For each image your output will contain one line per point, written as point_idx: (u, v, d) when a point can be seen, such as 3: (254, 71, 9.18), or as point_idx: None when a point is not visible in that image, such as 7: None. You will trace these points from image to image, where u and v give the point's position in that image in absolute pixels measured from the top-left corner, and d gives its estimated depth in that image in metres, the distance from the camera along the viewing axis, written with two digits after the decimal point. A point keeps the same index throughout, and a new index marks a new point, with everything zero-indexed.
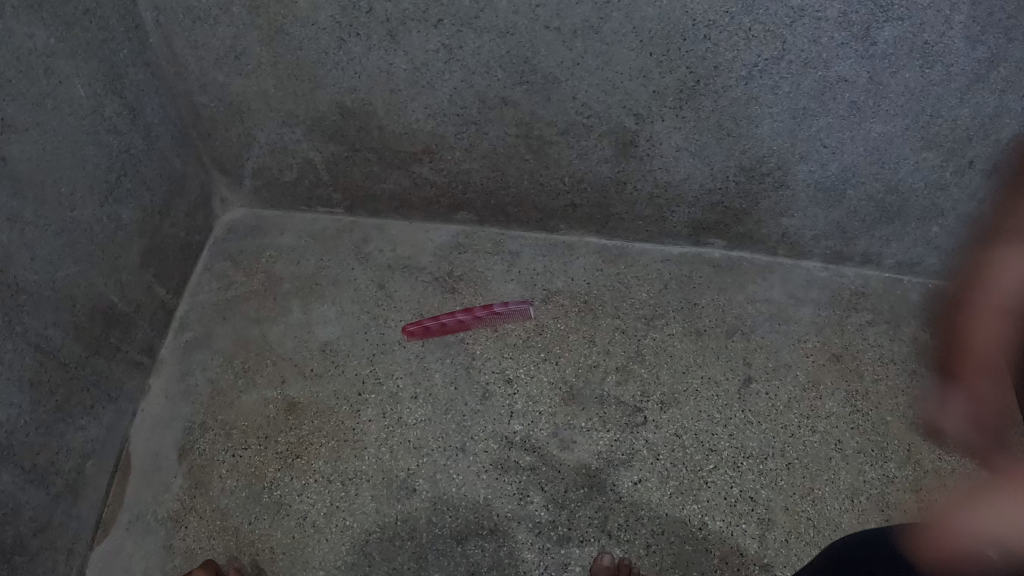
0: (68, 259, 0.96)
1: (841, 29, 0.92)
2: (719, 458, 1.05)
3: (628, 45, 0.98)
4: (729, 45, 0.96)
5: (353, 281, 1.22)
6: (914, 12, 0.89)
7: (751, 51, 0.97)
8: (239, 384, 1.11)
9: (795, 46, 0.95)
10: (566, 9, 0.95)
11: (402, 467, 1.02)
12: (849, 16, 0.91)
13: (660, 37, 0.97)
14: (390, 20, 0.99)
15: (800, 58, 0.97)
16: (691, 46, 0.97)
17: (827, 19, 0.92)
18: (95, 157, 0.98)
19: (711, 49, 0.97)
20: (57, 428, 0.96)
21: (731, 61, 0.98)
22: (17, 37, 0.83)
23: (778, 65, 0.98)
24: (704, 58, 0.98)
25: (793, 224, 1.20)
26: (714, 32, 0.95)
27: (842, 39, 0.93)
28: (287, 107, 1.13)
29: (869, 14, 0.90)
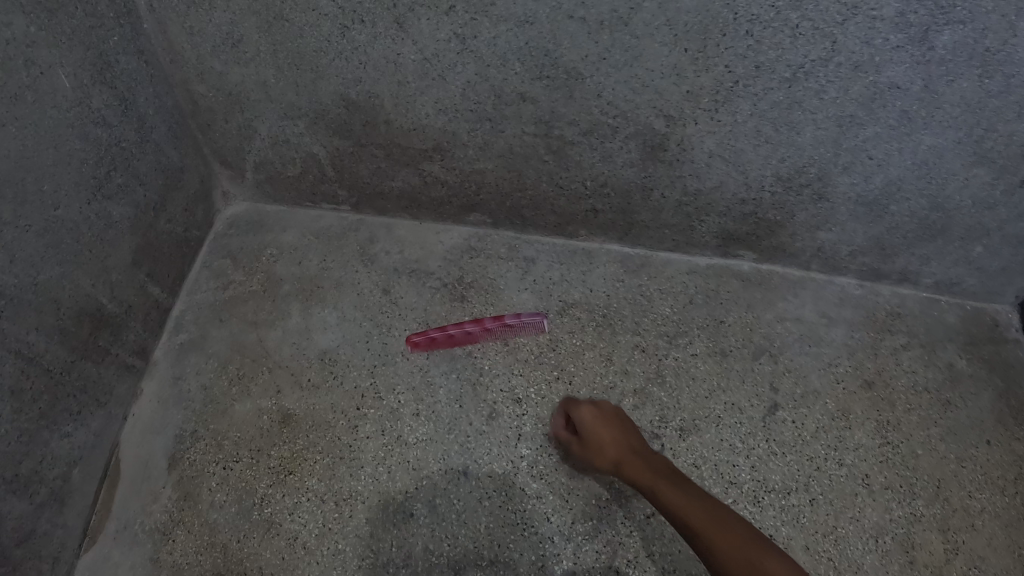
0: (51, 260, 0.90)
1: (897, 31, 0.83)
2: (739, 492, 1.00)
3: (661, 39, 0.89)
4: (773, 42, 0.87)
5: (357, 285, 1.15)
6: (976, 15, 0.79)
7: (796, 51, 0.88)
8: (233, 392, 1.05)
9: (845, 46, 0.86)
10: None
11: (401, 489, 0.97)
12: (906, 16, 0.81)
13: (697, 31, 0.88)
14: (398, 7, 0.91)
15: (850, 61, 0.88)
16: (731, 43, 0.88)
17: (882, 19, 0.82)
18: (81, 152, 0.91)
19: (753, 46, 0.88)
20: (41, 436, 0.91)
21: (774, 61, 0.89)
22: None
23: (825, 68, 0.89)
24: (745, 56, 0.89)
25: (829, 238, 1.14)
26: (758, 28, 0.86)
27: (897, 41, 0.84)
28: (289, 98, 1.06)
29: (928, 15, 0.81)
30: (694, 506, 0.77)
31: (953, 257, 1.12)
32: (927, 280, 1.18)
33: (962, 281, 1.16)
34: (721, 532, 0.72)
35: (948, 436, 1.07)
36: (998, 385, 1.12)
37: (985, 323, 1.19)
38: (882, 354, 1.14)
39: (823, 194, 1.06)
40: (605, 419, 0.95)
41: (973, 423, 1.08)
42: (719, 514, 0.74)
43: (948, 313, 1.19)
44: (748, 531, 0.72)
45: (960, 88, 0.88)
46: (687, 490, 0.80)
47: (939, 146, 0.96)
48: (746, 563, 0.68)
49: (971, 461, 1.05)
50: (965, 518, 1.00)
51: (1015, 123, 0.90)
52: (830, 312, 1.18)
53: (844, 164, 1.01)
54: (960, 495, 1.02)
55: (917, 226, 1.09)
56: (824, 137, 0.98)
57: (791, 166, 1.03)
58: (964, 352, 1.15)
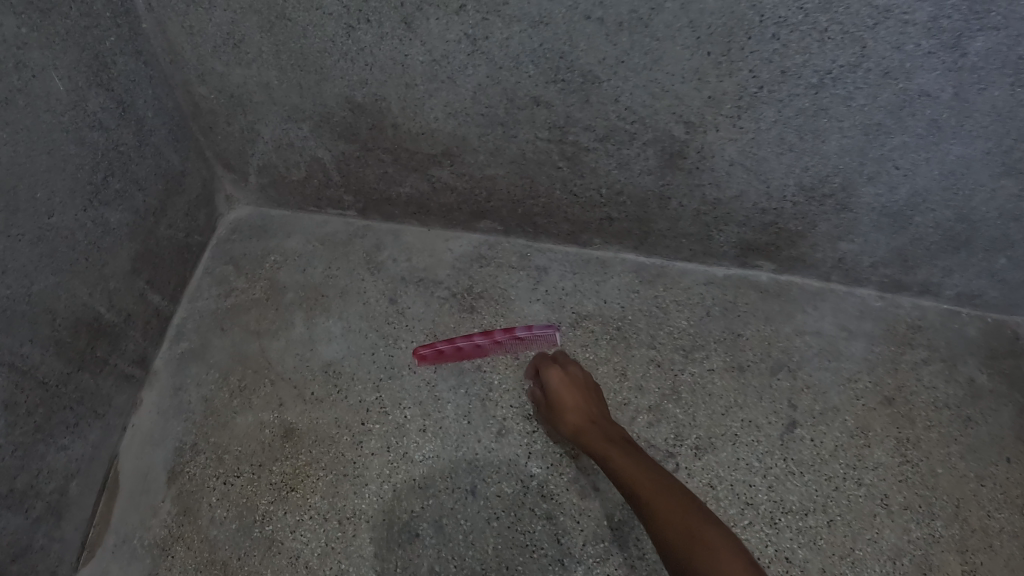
0: (46, 270, 0.86)
1: (929, 36, 0.79)
2: (756, 513, 0.97)
3: (683, 42, 0.85)
4: (800, 47, 0.83)
5: (362, 293, 1.12)
6: (1013, 22, 0.75)
7: (824, 56, 0.84)
8: (234, 404, 1.02)
9: (875, 52, 0.82)
10: None
11: (406, 508, 0.94)
12: (939, 22, 0.77)
13: (720, 34, 0.84)
14: (405, 6, 0.87)
15: (880, 67, 0.84)
16: (756, 47, 0.84)
17: (914, 24, 0.78)
18: (76, 156, 0.88)
19: (779, 50, 0.84)
20: (37, 450, 0.88)
21: (800, 66, 0.85)
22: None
23: (853, 74, 0.85)
24: (770, 61, 0.85)
25: (851, 249, 1.10)
26: (785, 31, 0.82)
27: (929, 48, 0.80)
28: (292, 100, 1.02)
29: (962, 21, 0.77)
30: (646, 481, 0.79)
31: (977, 269, 1.09)
32: (949, 292, 1.14)
33: (985, 293, 1.13)
34: (671, 503, 0.74)
35: (968, 454, 1.04)
36: (1021, 401, 1.09)
37: (1007, 336, 1.15)
38: (903, 369, 1.11)
39: (846, 205, 1.03)
40: (570, 382, 0.96)
41: (994, 441, 1.05)
42: (672, 489, 0.77)
43: (970, 326, 1.16)
44: (695, 505, 0.74)
45: (991, 96, 0.84)
46: (642, 462, 0.83)
47: (967, 157, 0.92)
48: (689, 532, 0.70)
49: (991, 480, 1.01)
50: (984, 538, 0.97)
51: None
52: (850, 325, 1.14)
53: (869, 173, 0.97)
54: (979, 514, 0.98)
55: (941, 237, 1.05)
56: (850, 146, 0.94)
57: (815, 175, 0.99)
58: (985, 366, 1.12)
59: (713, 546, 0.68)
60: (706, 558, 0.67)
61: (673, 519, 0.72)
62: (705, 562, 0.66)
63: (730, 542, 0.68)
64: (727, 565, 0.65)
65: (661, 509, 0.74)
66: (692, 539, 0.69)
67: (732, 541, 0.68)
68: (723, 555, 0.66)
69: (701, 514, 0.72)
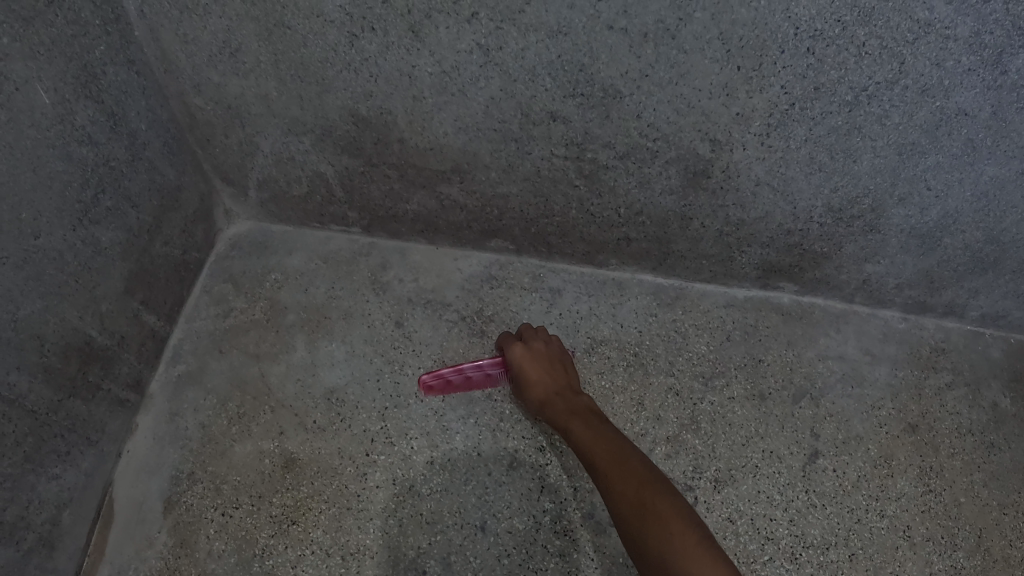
0: (33, 294, 0.81)
1: (971, 53, 0.75)
2: (776, 548, 0.93)
3: (711, 56, 0.80)
4: (836, 62, 0.78)
5: (367, 315, 1.07)
6: None
7: (861, 72, 0.79)
8: (232, 432, 0.98)
9: (914, 68, 0.77)
10: (635, 8, 0.76)
11: (412, 544, 0.89)
12: (982, 37, 0.73)
13: (752, 47, 0.78)
14: (413, 14, 0.81)
15: (917, 85, 0.79)
16: (789, 61, 0.79)
17: (956, 39, 0.74)
18: (64, 172, 0.83)
19: (813, 65, 0.79)
20: (27, 481, 0.84)
21: (835, 82, 0.80)
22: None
23: (890, 92, 0.81)
24: (803, 76, 0.80)
25: (876, 271, 1.06)
26: (820, 45, 0.77)
27: (970, 65, 0.76)
28: (293, 112, 0.97)
29: (1005, 36, 0.72)
30: (609, 456, 0.77)
31: (1005, 290, 1.05)
32: (974, 314, 1.10)
33: (1010, 314, 1.09)
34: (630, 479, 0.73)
35: (991, 482, 1.01)
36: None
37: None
38: (927, 394, 1.07)
39: (874, 226, 0.98)
40: (535, 355, 0.95)
41: (1018, 467, 1.02)
42: (633, 465, 0.75)
43: (995, 348, 1.12)
44: (655, 479, 0.73)
45: None
46: (607, 436, 0.81)
47: (1001, 177, 0.88)
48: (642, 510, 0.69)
49: (1014, 508, 0.99)
50: (1005, 569, 0.95)
51: None
52: (874, 349, 1.10)
53: (900, 195, 0.93)
54: (1002, 545, 0.96)
55: (970, 258, 1.01)
56: (882, 166, 0.90)
57: (844, 197, 0.95)
58: (1009, 390, 1.08)
59: (666, 519, 0.67)
60: (654, 527, 0.67)
61: (628, 495, 0.71)
62: (656, 539, 0.66)
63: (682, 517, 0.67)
64: (674, 537, 0.65)
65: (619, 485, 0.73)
66: (645, 512, 0.69)
67: (684, 514, 0.68)
68: (675, 532, 0.66)
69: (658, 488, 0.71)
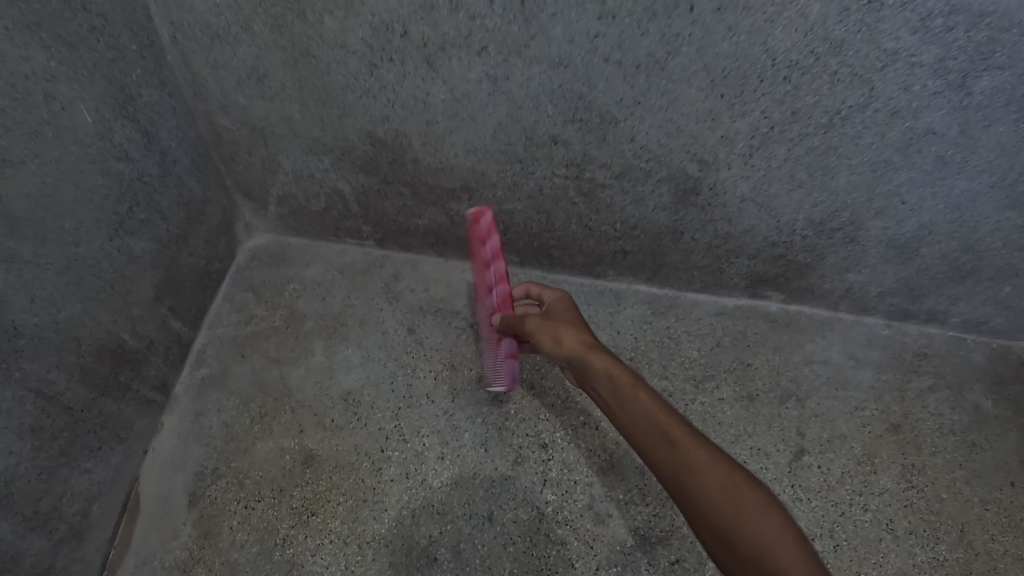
0: (72, 298, 0.88)
1: (936, 77, 0.82)
2: None
3: (697, 84, 0.88)
4: (811, 88, 0.86)
5: (381, 322, 1.14)
6: (1018, 61, 0.77)
7: (835, 96, 0.86)
8: (255, 430, 1.04)
9: (883, 93, 0.85)
10: (629, 42, 0.84)
11: (424, 533, 0.95)
12: (946, 63, 0.80)
13: (734, 76, 0.86)
14: (428, 46, 0.89)
15: (887, 107, 0.86)
16: (768, 89, 0.87)
17: (921, 65, 0.81)
18: (103, 187, 0.90)
19: (790, 92, 0.86)
20: (60, 474, 0.90)
21: (811, 106, 0.88)
22: (10, 61, 0.74)
23: (862, 114, 0.88)
24: (782, 102, 0.88)
25: (858, 280, 1.13)
26: (796, 74, 0.84)
27: (936, 88, 0.83)
28: (314, 133, 1.05)
29: (968, 61, 0.79)
30: (655, 437, 0.60)
31: (983, 297, 1.11)
32: (955, 320, 1.17)
33: (990, 320, 1.15)
34: (681, 462, 0.57)
35: (972, 480, 1.06)
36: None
37: (1012, 362, 1.18)
38: (909, 397, 1.13)
39: (854, 237, 1.05)
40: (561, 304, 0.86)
41: (998, 465, 1.07)
42: (683, 444, 0.58)
43: (976, 352, 1.19)
44: (717, 451, 0.58)
45: (996, 132, 0.86)
46: (654, 408, 0.63)
47: (972, 190, 0.95)
48: (706, 503, 0.54)
49: (995, 504, 1.04)
50: (987, 562, 0.99)
51: None
52: (858, 354, 1.17)
53: (877, 208, 1.00)
54: (984, 538, 1.00)
55: (947, 267, 1.07)
56: (858, 182, 0.97)
57: (824, 211, 1.02)
58: (990, 393, 1.14)
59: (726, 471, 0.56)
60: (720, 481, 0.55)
61: (697, 468, 0.56)
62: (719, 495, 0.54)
63: (755, 503, 0.53)
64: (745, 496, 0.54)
65: (677, 476, 0.57)
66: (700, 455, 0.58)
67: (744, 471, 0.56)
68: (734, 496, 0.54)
69: (723, 467, 0.56)
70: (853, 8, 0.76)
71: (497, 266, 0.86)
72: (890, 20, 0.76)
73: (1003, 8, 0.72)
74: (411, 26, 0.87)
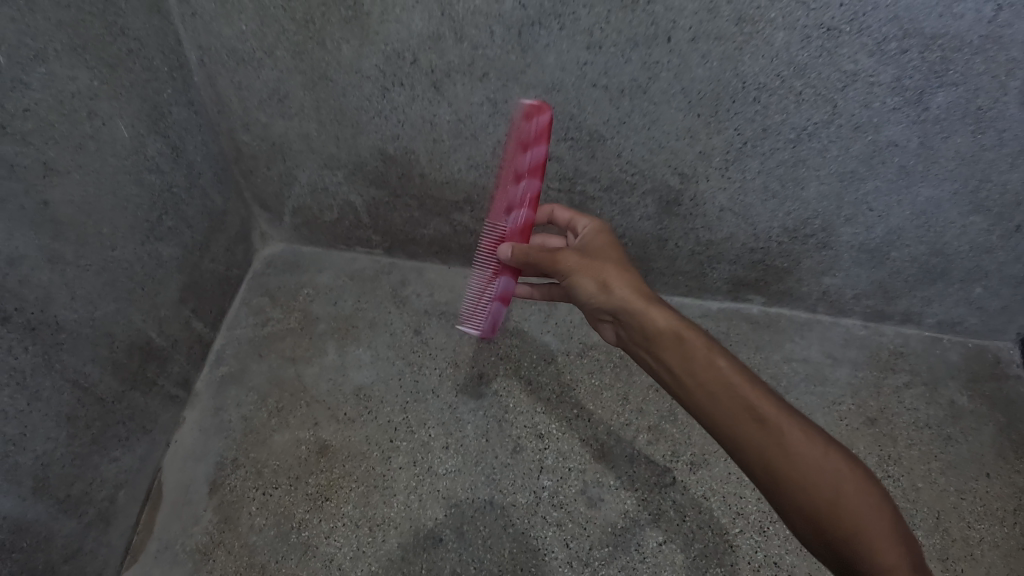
0: (107, 297, 0.96)
1: (894, 94, 0.89)
2: (746, 522, 1.03)
3: (675, 105, 0.96)
4: (779, 108, 0.94)
5: (389, 324, 1.22)
6: (969, 77, 0.85)
7: (801, 114, 0.94)
8: (272, 423, 1.11)
9: (845, 110, 0.93)
10: (614, 69, 0.93)
11: (430, 516, 1.02)
12: (902, 82, 0.88)
13: (708, 98, 0.94)
14: (435, 72, 0.98)
15: (850, 123, 0.94)
16: (740, 109, 0.95)
17: (880, 84, 0.89)
18: (136, 197, 0.99)
19: (760, 111, 0.95)
20: (92, 460, 0.97)
21: (779, 124, 0.96)
22: (59, 80, 0.85)
23: (827, 129, 0.95)
24: (753, 120, 0.96)
25: (834, 283, 1.21)
26: (764, 95, 0.93)
27: (894, 104, 0.90)
28: (329, 150, 1.13)
29: (923, 79, 0.87)
30: (737, 411, 0.60)
31: (955, 297, 1.19)
32: (930, 320, 1.25)
33: (964, 321, 1.23)
34: (779, 444, 0.58)
35: (948, 470, 1.11)
36: (1000, 421, 1.17)
37: (986, 360, 1.25)
38: (885, 392, 1.20)
39: (827, 243, 1.13)
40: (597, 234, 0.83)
41: (974, 457, 1.13)
42: (779, 424, 0.59)
43: (952, 352, 1.26)
44: (807, 426, 0.59)
45: (955, 144, 0.94)
46: (730, 373, 0.62)
47: (936, 198, 1.02)
48: (804, 488, 0.57)
49: (971, 494, 1.09)
50: (964, 548, 1.03)
51: (1009, 173, 0.95)
52: (836, 353, 1.25)
53: (847, 216, 1.07)
54: (960, 526, 1.05)
55: (918, 270, 1.14)
56: (828, 192, 1.04)
57: (797, 218, 1.09)
58: (966, 389, 1.21)
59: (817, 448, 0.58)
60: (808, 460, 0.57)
61: (788, 445, 0.58)
62: (813, 479, 0.57)
63: (852, 477, 0.57)
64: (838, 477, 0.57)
65: (765, 455, 0.59)
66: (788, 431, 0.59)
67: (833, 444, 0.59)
68: (829, 479, 0.57)
69: (820, 445, 0.58)
70: (814, 35, 0.84)
71: (530, 184, 0.77)
72: (848, 45, 0.85)
73: (954, 30, 0.81)
74: (420, 54, 0.96)
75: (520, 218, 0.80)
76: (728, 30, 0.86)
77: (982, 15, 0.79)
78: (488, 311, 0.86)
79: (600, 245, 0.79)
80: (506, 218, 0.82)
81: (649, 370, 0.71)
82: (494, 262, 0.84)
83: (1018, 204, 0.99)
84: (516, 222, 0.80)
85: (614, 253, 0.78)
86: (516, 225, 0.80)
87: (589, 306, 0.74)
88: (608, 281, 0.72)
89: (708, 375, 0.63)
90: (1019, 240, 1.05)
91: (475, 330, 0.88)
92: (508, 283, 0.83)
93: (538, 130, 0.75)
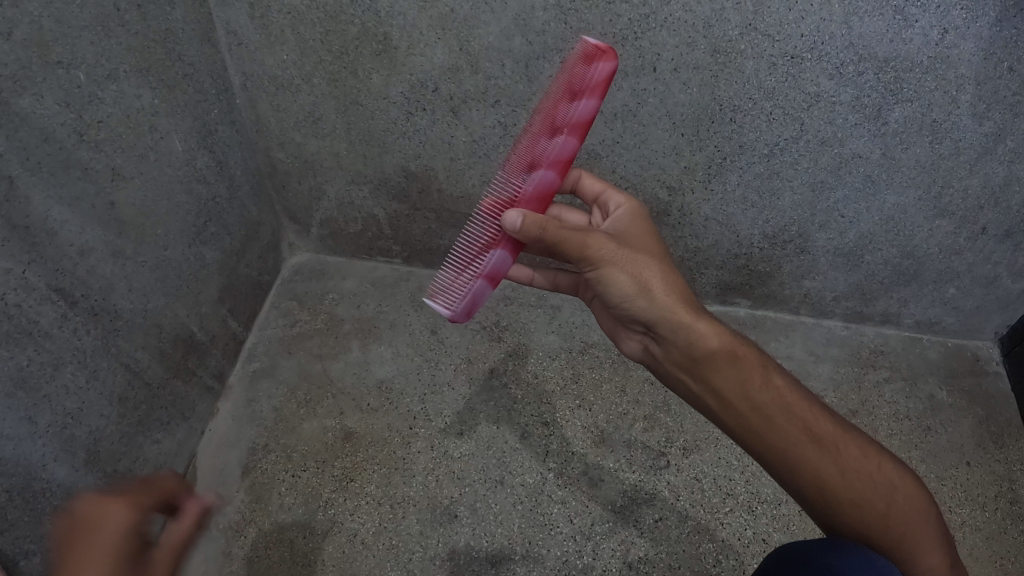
0: (158, 291, 1.07)
1: (854, 112, 1.02)
2: (736, 501, 1.13)
3: (662, 126, 1.09)
4: (753, 126, 1.07)
5: (408, 326, 1.35)
6: (922, 94, 0.98)
7: (772, 132, 1.07)
8: (301, 412, 1.22)
9: (811, 127, 1.05)
10: (608, 96, 1.06)
11: (446, 495, 1.12)
12: (861, 100, 1.01)
13: (691, 119, 1.07)
14: (453, 99, 1.11)
15: (817, 138, 1.07)
16: (719, 128, 1.08)
17: (841, 103, 1.02)
18: (186, 204, 1.12)
19: (736, 130, 1.08)
20: (137, 440, 1.06)
21: (754, 141, 1.09)
22: (127, 97, 0.96)
23: (796, 145, 1.08)
24: (730, 138, 1.09)
25: (814, 286, 1.33)
26: (740, 116, 1.06)
27: (855, 120, 1.03)
28: (357, 167, 1.26)
29: (880, 97, 1.00)
30: (797, 435, 0.74)
31: (931, 298, 1.30)
32: (909, 321, 1.37)
33: (942, 320, 1.35)
34: (834, 462, 0.73)
35: (929, 458, 1.21)
36: (977, 414, 1.28)
37: (965, 357, 1.37)
38: (865, 387, 1.31)
39: (805, 248, 1.25)
40: (636, 226, 0.92)
41: (954, 447, 1.23)
42: (835, 446, 0.74)
43: (930, 350, 1.38)
44: (860, 448, 0.75)
45: (914, 153, 1.06)
46: (791, 401, 0.77)
47: (902, 204, 1.14)
48: (856, 500, 0.71)
49: (950, 479, 1.19)
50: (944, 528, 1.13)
51: (969, 178, 1.08)
52: (818, 351, 1.36)
53: (821, 222, 1.20)
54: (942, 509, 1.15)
55: (892, 272, 1.27)
56: (801, 201, 1.17)
57: (775, 226, 1.22)
58: (945, 384, 1.32)
59: (870, 465, 0.74)
60: (862, 480, 0.72)
61: (844, 465, 0.73)
62: (866, 494, 0.72)
63: (900, 483, 0.74)
64: (889, 489, 0.72)
65: (820, 478, 0.73)
66: (840, 454, 0.74)
67: (880, 459, 0.75)
68: (879, 494, 0.72)
69: (871, 464, 0.74)
70: (779, 63, 0.98)
71: (567, 141, 0.79)
72: (810, 70, 0.98)
73: (904, 53, 0.94)
74: (441, 83, 1.09)
75: (542, 178, 0.81)
76: (705, 60, 0.99)
77: (929, 38, 0.92)
78: (468, 288, 0.84)
79: (637, 237, 0.88)
80: (525, 174, 0.82)
81: (693, 384, 0.82)
82: (492, 227, 0.83)
83: (979, 207, 1.12)
84: (537, 180, 0.81)
85: (651, 246, 0.87)
86: (534, 185, 0.81)
87: (628, 310, 0.83)
88: (648, 290, 0.81)
89: (769, 403, 0.76)
90: (985, 241, 1.17)
91: (445, 310, 0.85)
92: (502, 256, 0.82)
93: (596, 79, 0.77)
